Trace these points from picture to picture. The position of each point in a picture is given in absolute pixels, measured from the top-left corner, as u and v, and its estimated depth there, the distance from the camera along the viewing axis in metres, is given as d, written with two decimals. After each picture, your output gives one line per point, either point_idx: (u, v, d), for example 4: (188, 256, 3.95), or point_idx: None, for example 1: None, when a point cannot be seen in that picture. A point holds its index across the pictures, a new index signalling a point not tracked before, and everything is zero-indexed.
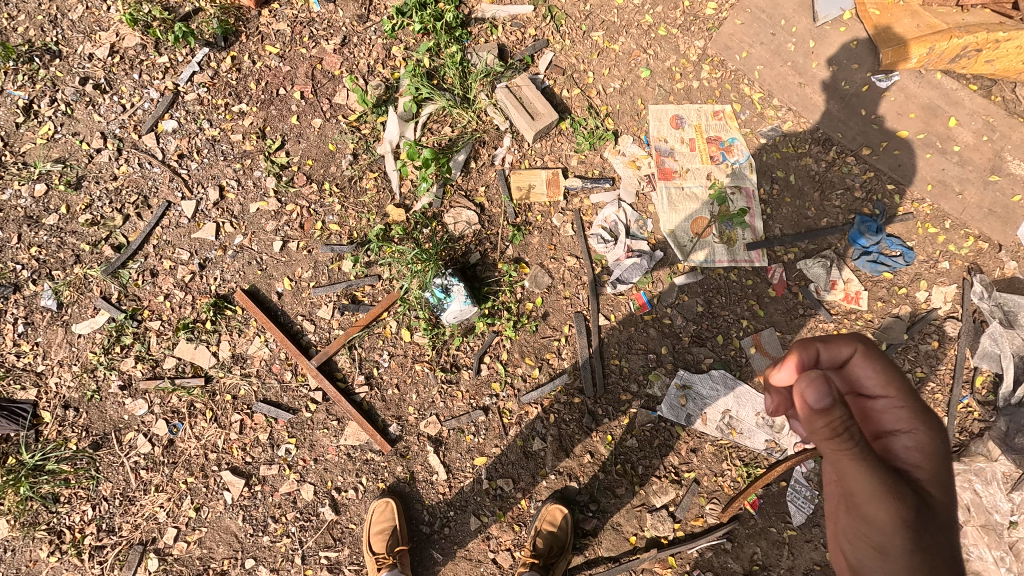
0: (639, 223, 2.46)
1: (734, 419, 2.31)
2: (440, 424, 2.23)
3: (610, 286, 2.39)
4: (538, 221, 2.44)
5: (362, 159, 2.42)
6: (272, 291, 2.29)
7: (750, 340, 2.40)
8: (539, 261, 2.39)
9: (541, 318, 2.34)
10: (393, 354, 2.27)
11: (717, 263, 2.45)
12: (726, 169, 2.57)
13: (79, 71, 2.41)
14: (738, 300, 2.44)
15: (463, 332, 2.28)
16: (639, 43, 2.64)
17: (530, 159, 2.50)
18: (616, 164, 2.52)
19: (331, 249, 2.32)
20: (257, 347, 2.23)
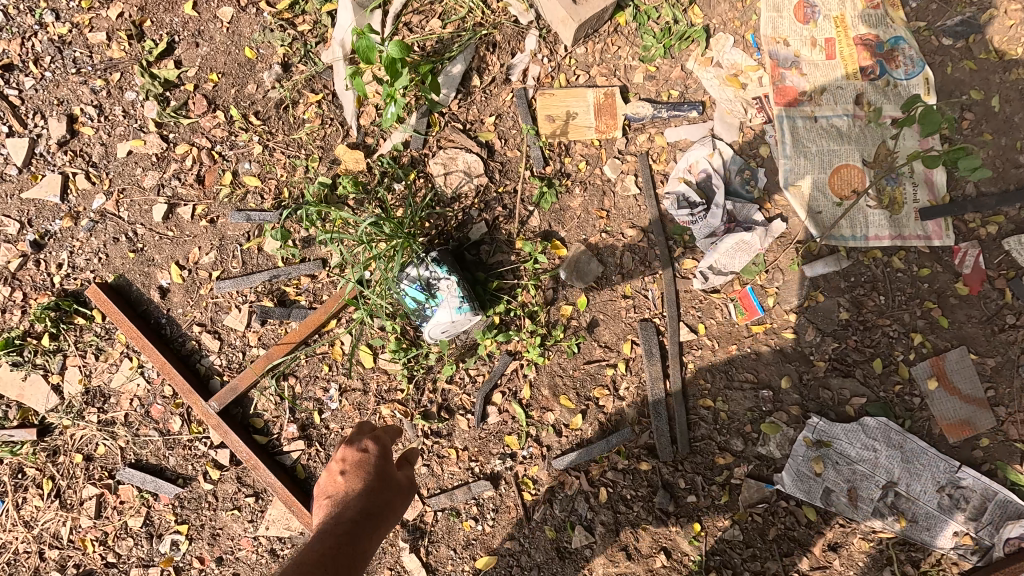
0: (744, 174, 1.53)
1: (902, 499, 1.40)
2: (421, 503, 1.42)
3: (698, 277, 1.48)
4: (580, 172, 1.52)
5: (296, 72, 1.50)
6: (151, 285, 1.43)
7: (925, 368, 1.46)
8: (582, 238, 1.49)
9: (586, 331, 1.45)
10: (345, 389, 1.41)
11: (872, 240, 1.50)
12: (886, 86, 1.57)
13: None
14: (907, 302, 1.48)
15: (459, 354, 1.41)
16: None
17: (568, 73, 1.55)
18: (706, 79, 1.56)
19: (245, 217, 1.43)
20: (124, 377, 1.39)
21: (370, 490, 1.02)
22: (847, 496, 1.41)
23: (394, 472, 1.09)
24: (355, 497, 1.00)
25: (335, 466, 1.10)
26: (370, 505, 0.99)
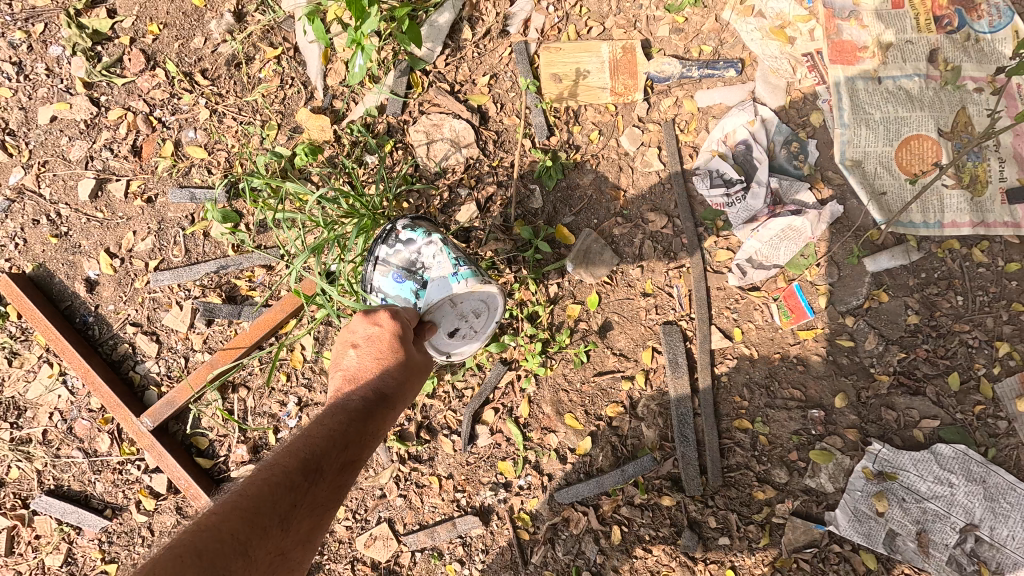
0: (791, 148, 1.26)
1: (985, 545, 1.13)
2: (396, 541, 1.18)
3: (733, 271, 1.23)
4: (592, 145, 1.25)
5: (250, 22, 1.25)
6: (77, 277, 1.20)
7: (1016, 384, 1.18)
8: (593, 224, 1.24)
9: (597, 337, 1.20)
10: (306, 404, 1.17)
11: (947, 228, 1.23)
12: (969, 39, 1.25)
13: None
14: (992, 306, 1.21)
15: (443, 364, 1.18)
16: None
17: (578, 23, 1.27)
18: (746, 32, 1.28)
19: (189, 196, 1.20)
20: (43, 387, 1.16)
21: (390, 387, 0.77)
22: (915, 540, 1.15)
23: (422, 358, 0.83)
24: (371, 390, 0.77)
25: (348, 334, 0.83)
26: (386, 409, 0.76)
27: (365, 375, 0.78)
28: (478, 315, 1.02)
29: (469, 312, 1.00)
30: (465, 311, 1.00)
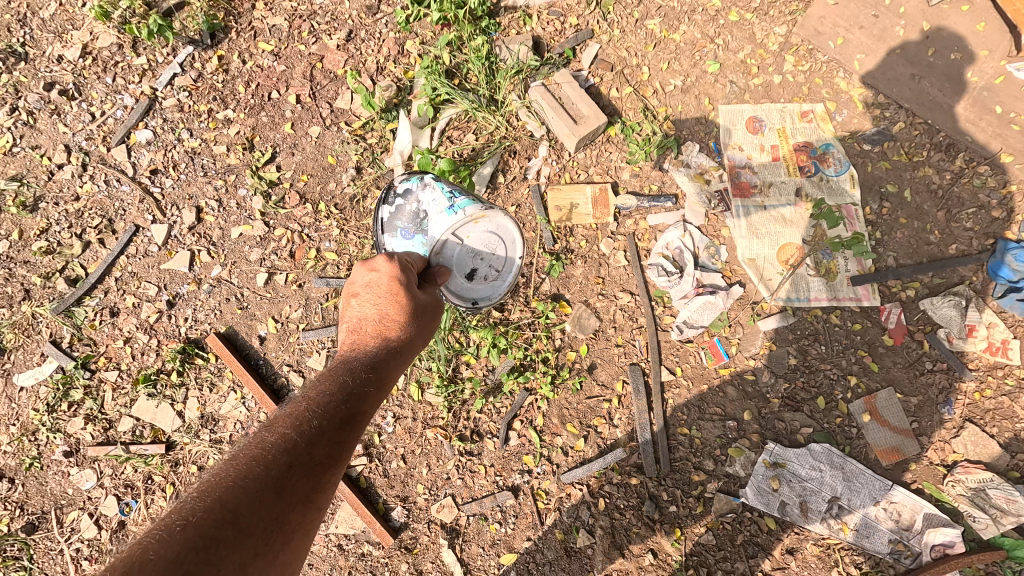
0: (710, 250, 1.95)
1: (845, 510, 1.73)
2: (457, 508, 1.74)
3: (675, 330, 1.87)
4: (582, 248, 1.95)
5: (366, 174, 1.99)
6: (253, 334, 1.87)
7: (861, 404, 1.83)
8: (583, 298, 1.91)
9: (587, 372, 1.83)
10: (399, 417, 1.80)
11: (813, 301, 1.90)
12: (819, 181, 2.04)
13: (46, 75, 2.08)
14: (844, 351, 1.88)
15: (486, 391, 1.81)
16: (705, 31, 2.14)
17: (572, 173, 2.02)
18: (679, 177, 2.01)
19: (326, 282, 1.89)
20: (230, 406, 1.80)
21: (397, 319, 1.06)
22: (800, 507, 1.74)
23: (423, 293, 1.12)
24: (384, 323, 1.05)
25: (355, 286, 1.11)
26: (399, 337, 1.05)
27: (379, 310, 1.06)
28: (498, 245, 1.40)
29: (484, 243, 1.37)
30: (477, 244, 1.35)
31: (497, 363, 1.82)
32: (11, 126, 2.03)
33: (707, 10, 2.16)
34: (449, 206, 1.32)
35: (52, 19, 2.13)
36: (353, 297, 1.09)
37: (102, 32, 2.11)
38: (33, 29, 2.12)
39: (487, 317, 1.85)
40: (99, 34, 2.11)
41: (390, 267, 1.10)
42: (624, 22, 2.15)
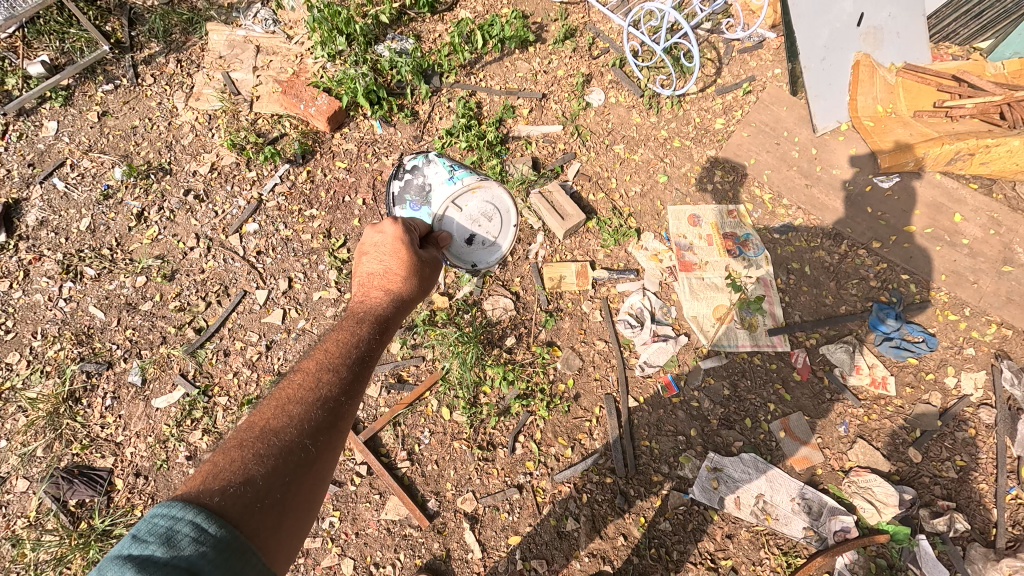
0: (663, 309, 2.66)
1: (768, 504, 2.30)
2: (476, 501, 2.32)
3: (638, 367, 2.53)
4: (569, 307, 2.66)
5: None
6: None
7: (778, 424, 2.46)
8: (570, 344, 2.59)
9: (573, 399, 2.48)
10: (434, 432, 2.43)
11: (740, 347, 2.57)
12: (743, 261, 2.78)
13: (184, 184, 2.90)
14: (764, 384, 2.53)
15: (499, 411, 2.45)
16: (656, 154, 3.00)
17: (561, 253, 2.77)
18: (639, 257, 2.77)
19: None
20: None
21: (402, 273, 1.36)
22: (734, 501, 2.31)
23: (423, 254, 1.43)
24: (389, 276, 1.34)
25: (368, 248, 1.41)
26: (403, 288, 1.34)
27: (386, 264, 1.37)
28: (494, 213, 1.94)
29: (480, 212, 1.92)
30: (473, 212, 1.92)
31: (507, 391, 2.47)
32: (157, 219, 2.82)
33: (657, 140, 3.03)
34: (450, 181, 2.00)
35: (191, 146, 3.00)
36: (366, 255, 1.40)
37: (226, 155, 2.97)
38: (177, 153, 2.98)
39: (500, 358, 2.53)
40: (224, 156, 2.97)
41: (396, 230, 1.43)
42: (598, 147, 3.00)
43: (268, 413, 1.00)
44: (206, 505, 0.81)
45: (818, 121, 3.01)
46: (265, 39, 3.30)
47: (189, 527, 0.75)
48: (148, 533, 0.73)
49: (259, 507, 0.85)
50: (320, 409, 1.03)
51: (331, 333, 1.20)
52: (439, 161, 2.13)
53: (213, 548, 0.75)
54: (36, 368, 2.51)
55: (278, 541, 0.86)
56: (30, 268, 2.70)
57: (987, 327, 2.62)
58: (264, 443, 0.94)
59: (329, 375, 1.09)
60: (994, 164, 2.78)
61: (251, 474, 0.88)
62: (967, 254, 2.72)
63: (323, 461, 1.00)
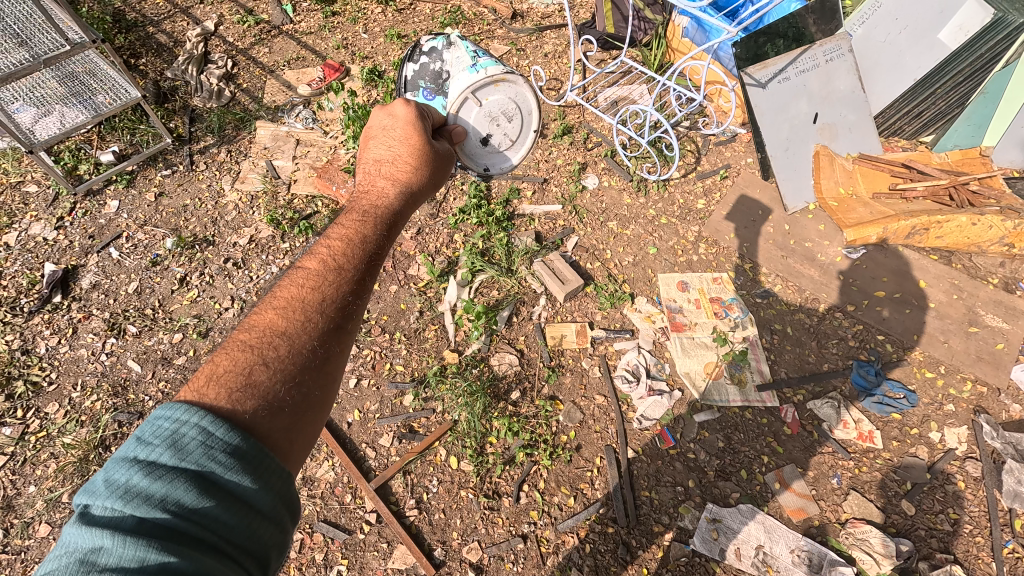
0: (658, 366, 2.86)
1: (768, 555, 2.33)
2: (481, 551, 2.37)
3: (636, 420, 2.69)
4: (570, 363, 2.87)
5: (426, 314, 3.01)
6: (343, 420, 2.70)
7: (773, 475, 2.55)
8: (572, 398, 2.76)
9: (575, 450, 2.61)
10: (442, 481, 2.53)
11: (731, 402, 2.74)
12: (729, 322, 3.02)
13: (225, 253, 3.26)
14: (757, 437, 2.66)
15: (504, 461, 2.57)
16: (646, 229, 3.37)
17: (562, 314, 3.02)
18: (634, 318, 3.03)
19: (396, 385, 2.79)
20: (324, 470, 2.58)
21: (410, 167, 1.36)
22: (735, 553, 2.34)
23: (430, 147, 1.42)
24: (398, 164, 1.36)
25: (376, 133, 1.42)
26: (412, 181, 1.35)
27: (394, 158, 1.37)
28: (513, 117, 1.98)
29: (500, 110, 1.93)
30: (492, 108, 1.91)
31: (512, 441, 2.61)
32: (197, 283, 3.14)
33: (647, 217, 3.42)
34: (472, 68, 1.88)
35: (233, 221, 3.39)
36: (375, 143, 1.41)
37: (264, 229, 3.35)
38: (221, 227, 3.37)
39: (506, 410, 2.70)
40: (262, 230, 3.35)
41: (405, 122, 1.41)
42: (593, 223, 3.38)
43: (272, 315, 1.02)
44: (216, 408, 0.86)
45: (788, 201, 3.44)
46: (305, 134, 3.83)
47: (195, 431, 0.81)
48: (152, 436, 0.80)
49: (271, 409, 0.91)
50: (325, 311, 1.05)
51: (336, 227, 1.20)
52: (460, 45, 1.98)
53: (223, 452, 0.81)
54: (72, 417, 2.68)
55: (297, 433, 0.94)
56: (79, 325, 2.97)
57: (962, 384, 2.81)
58: (270, 347, 0.97)
59: (332, 276, 1.10)
60: (948, 238, 3.17)
61: (259, 376, 0.93)
62: (935, 316, 3.01)
63: (332, 359, 1.05)
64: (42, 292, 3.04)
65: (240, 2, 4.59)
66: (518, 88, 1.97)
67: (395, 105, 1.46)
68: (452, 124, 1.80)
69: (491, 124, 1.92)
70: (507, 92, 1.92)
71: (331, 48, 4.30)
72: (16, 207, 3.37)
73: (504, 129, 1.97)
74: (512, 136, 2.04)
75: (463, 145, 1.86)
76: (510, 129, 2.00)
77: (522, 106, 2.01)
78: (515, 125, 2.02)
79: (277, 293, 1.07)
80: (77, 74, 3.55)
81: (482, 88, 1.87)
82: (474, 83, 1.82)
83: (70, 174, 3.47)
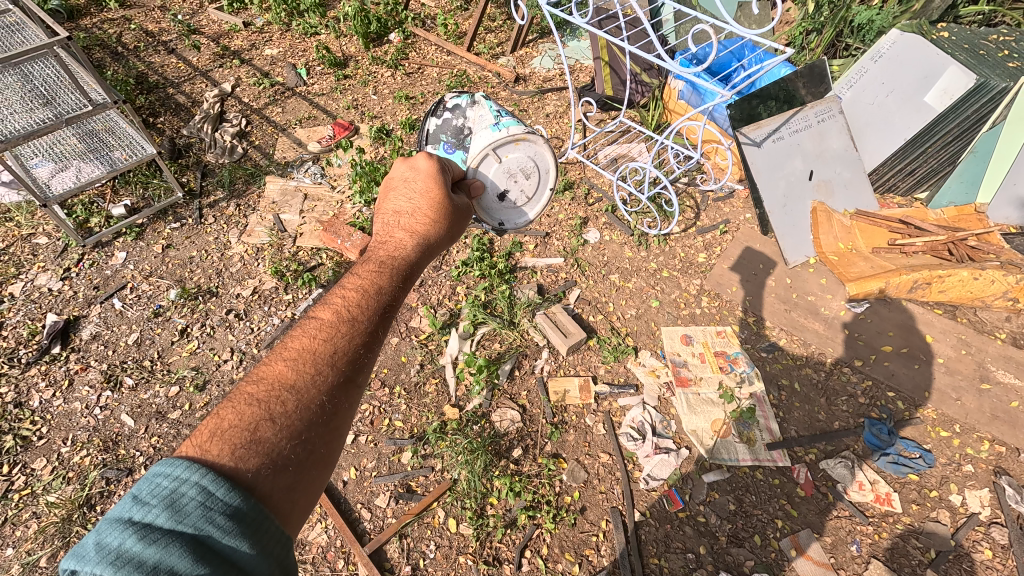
0: (664, 423, 2.78)
1: None
2: None
3: (643, 481, 2.59)
4: (573, 420, 2.79)
5: (426, 367, 2.97)
6: (338, 479, 2.61)
7: (789, 541, 2.42)
8: (575, 456, 2.67)
9: (580, 512, 2.50)
10: (439, 545, 2.41)
11: (741, 461, 2.65)
12: (734, 376, 2.97)
13: (228, 304, 3.26)
14: (769, 499, 2.55)
15: (505, 523, 2.45)
16: (647, 282, 3.39)
17: (565, 368, 2.98)
18: (638, 372, 2.98)
19: (394, 442, 2.71)
20: (317, 532, 2.46)
21: (429, 219, 1.38)
22: None
23: (449, 200, 1.44)
24: (416, 216, 1.37)
25: (398, 182, 1.44)
26: (430, 234, 1.36)
27: (413, 210, 1.38)
28: (531, 175, 2.02)
29: (519, 169, 1.96)
30: (511, 165, 1.94)
31: (514, 502, 2.51)
32: (198, 335, 3.13)
33: (648, 270, 3.45)
34: (494, 127, 1.94)
35: (238, 272, 3.43)
36: (395, 194, 1.42)
37: (269, 280, 3.38)
38: (225, 278, 3.39)
39: (507, 469, 2.61)
40: (266, 281, 3.38)
41: (426, 175, 1.43)
42: (595, 276, 3.40)
43: (281, 366, 1.00)
44: (218, 466, 0.82)
45: (789, 255, 3.49)
46: (312, 188, 3.92)
47: (195, 491, 0.78)
48: (149, 495, 0.76)
49: (274, 468, 0.88)
50: (336, 364, 1.04)
51: (352, 276, 1.20)
52: (484, 104, 2.04)
53: (222, 514, 0.77)
54: (58, 474, 2.60)
55: (297, 495, 0.91)
56: (75, 377, 2.93)
57: (980, 444, 2.72)
58: (277, 401, 0.94)
59: (345, 328, 1.08)
60: (951, 291, 3.17)
61: (265, 432, 0.90)
62: (946, 372, 2.96)
63: (339, 414, 1.03)
64: (41, 343, 3.03)
65: (257, 66, 4.84)
66: (538, 147, 2.00)
67: (416, 157, 1.48)
68: (471, 178, 1.85)
69: (510, 180, 1.95)
70: (528, 151, 1.95)
71: (341, 108, 4.48)
72: (24, 259, 3.41)
73: (521, 186, 2.01)
74: (529, 193, 2.08)
75: (480, 198, 1.91)
76: (527, 186, 2.03)
77: (541, 165, 2.04)
78: (533, 182, 2.05)
79: (287, 344, 1.05)
80: (96, 132, 3.70)
81: (503, 145, 1.90)
82: (496, 141, 1.85)
83: (81, 226, 3.53)
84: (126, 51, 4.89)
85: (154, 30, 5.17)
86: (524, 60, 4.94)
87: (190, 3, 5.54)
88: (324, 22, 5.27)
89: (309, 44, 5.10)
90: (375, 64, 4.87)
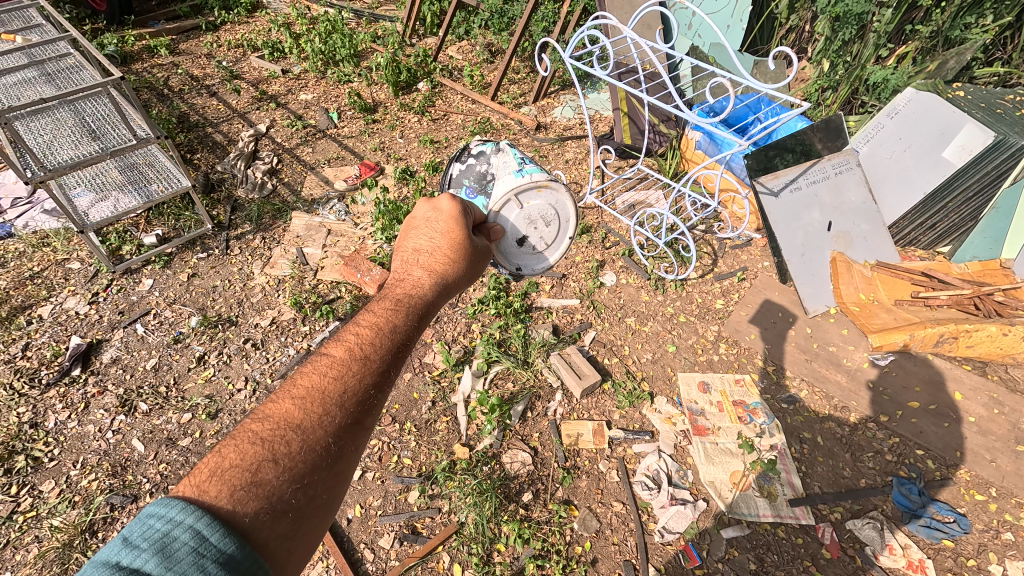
0: (680, 472, 2.69)
1: None
2: None
3: (657, 534, 2.48)
4: (586, 465, 2.71)
5: (438, 405, 2.94)
6: (343, 516, 2.54)
7: None
8: (587, 504, 2.58)
9: (591, 564, 2.38)
10: None
11: (762, 517, 2.52)
12: (754, 427, 2.87)
13: (246, 333, 3.31)
14: (792, 559, 2.41)
15: (513, 572, 2.35)
16: (664, 326, 3.37)
17: (578, 411, 2.92)
18: (653, 419, 2.90)
19: (401, 480, 2.65)
20: (317, 572, 2.38)
21: (448, 259, 1.41)
22: None
23: (470, 240, 1.48)
24: (435, 256, 1.40)
25: (421, 221, 1.48)
26: (448, 273, 1.39)
27: (433, 249, 1.42)
28: (552, 223, 2.11)
29: (539, 215, 2.04)
30: (532, 212, 2.02)
31: (522, 550, 2.40)
32: (214, 362, 3.16)
33: (665, 314, 3.44)
34: (518, 173, 2.01)
35: (258, 301, 3.50)
36: (416, 232, 1.47)
37: (288, 311, 3.43)
38: (245, 307, 3.46)
39: (516, 514, 2.51)
40: (285, 312, 3.43)
41: (448, 216, 1.48)
42: (612, 318, 3.39)
43: (288, 404, 0.99)
44: (215, 509, 0.81)
45: (809, 304, 3.45)
46: (336, 225, 4.03)
47: (187, 536, 0.76)
48: (140, 538, 0.74)
49: (273, 513, 0.87)
50: (344, 405, 1.04)
51: (367, 313, 1.21)
52: (508, 151, 2.10)
53: (214, 562, 0.75)
54: (64, 497, 2.58)
55: (294, 542, 0.89)
56: (91, 400, 2.95)
57: (1018, 509, 2.57)
58: (281, 442, 0.94)
59: (357, 366, 1.09)
60: (980, 346, 3.08)
61: (266, 474, 0.89)
62: (979, 431, 2.84)
63: (344, 458, 1.02)
64: (63, 365, 3.08)
65: (291, 109, 5.10)
66: (558, 195, 2.10)
67: (440, 198, 1.53)
68: (492, 222, 1.86)
69: (530, 226, 2.03)
70: (549, 198, 2.04)
71: (368, 150, 4.67)
72: (56, 283, 3.52)
73: (541, 233, 2.09)
74: (549, 239, 2.16)
75: (499, 243, 1.93)
76: (547, 234, 2.11)
77: (561, 213, 2.14)
78: (552, 230, 2.14)
79: (296, 380, 1.05)
80: (137, 164, 3.89)
81: (526, 192, 1.98)
82: (519, 188, 1.93)
83: (113, 253, 3.66)
84: (172, 93, 5.22)
85: (199, 74, 5.51)
86: (546, 110, 5.13)
87: (234, 51, 5.93)
88: (356, 71, 5.56)
89: (342, 90, 5.38)
90: (403, 110, 5.10)
